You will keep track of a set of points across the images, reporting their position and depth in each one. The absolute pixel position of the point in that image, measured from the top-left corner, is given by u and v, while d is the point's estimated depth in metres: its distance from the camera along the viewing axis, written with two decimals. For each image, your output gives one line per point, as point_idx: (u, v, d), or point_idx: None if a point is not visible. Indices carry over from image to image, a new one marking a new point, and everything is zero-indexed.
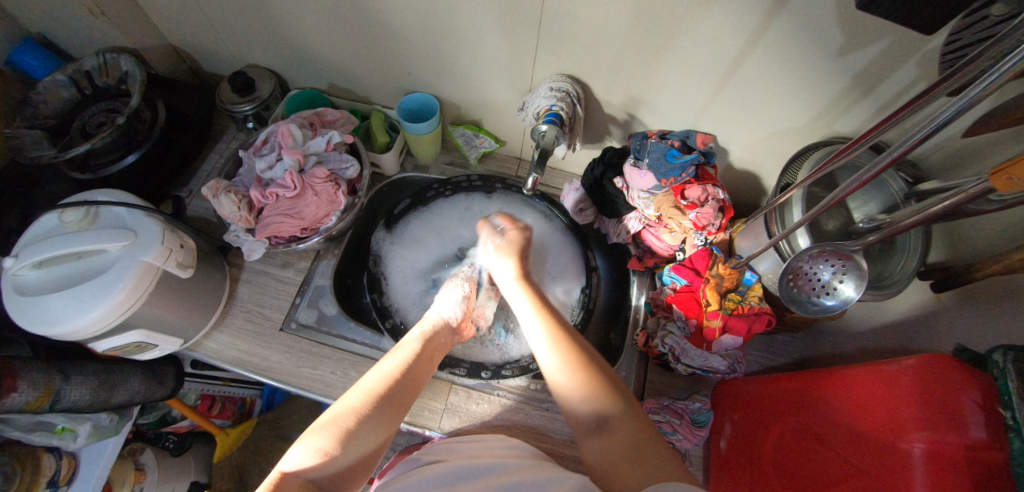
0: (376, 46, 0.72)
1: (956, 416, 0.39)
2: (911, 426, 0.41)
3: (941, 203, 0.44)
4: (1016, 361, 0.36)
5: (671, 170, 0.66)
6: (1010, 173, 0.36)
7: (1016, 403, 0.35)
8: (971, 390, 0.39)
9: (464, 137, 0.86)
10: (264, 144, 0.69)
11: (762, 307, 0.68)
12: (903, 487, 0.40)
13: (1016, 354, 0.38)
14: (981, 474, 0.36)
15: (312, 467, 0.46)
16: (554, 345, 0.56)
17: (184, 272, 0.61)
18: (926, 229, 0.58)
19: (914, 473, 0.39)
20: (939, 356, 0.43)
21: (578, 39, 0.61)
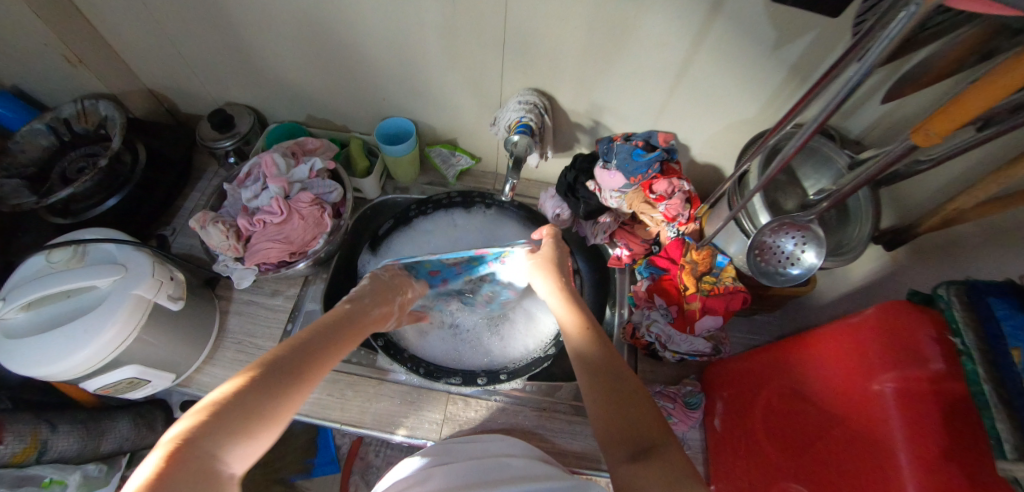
0: (351, 74, 0.76)
1: (915, 351, 0.43)
2: (879, 368, 0.45)
3: (870, 168, 0.49)
4: (958, 294, 0.41)
5: (638, 168, 0.72)
6: (927, 129, 0.41)
7: (964, 330, 0.39)
8: (927, 326, 0.43)
9: (441, 156, 0.89)
10: (247, 177, 0.70)
11: (737, 285, 0.70)
12: (878, 425, 0.43)
13: (957, 286, 0.42)
14: (949, 406, 0.40)
15: (184, 443, 0.34)
16: (559, 300, 0.62)
17: (176, 304, 0.61)
18: (873, 188, 0.64)
19: (890, 412, 0.43)
20: (896, 301, 0.47)
21: (540, 54, 0.66)
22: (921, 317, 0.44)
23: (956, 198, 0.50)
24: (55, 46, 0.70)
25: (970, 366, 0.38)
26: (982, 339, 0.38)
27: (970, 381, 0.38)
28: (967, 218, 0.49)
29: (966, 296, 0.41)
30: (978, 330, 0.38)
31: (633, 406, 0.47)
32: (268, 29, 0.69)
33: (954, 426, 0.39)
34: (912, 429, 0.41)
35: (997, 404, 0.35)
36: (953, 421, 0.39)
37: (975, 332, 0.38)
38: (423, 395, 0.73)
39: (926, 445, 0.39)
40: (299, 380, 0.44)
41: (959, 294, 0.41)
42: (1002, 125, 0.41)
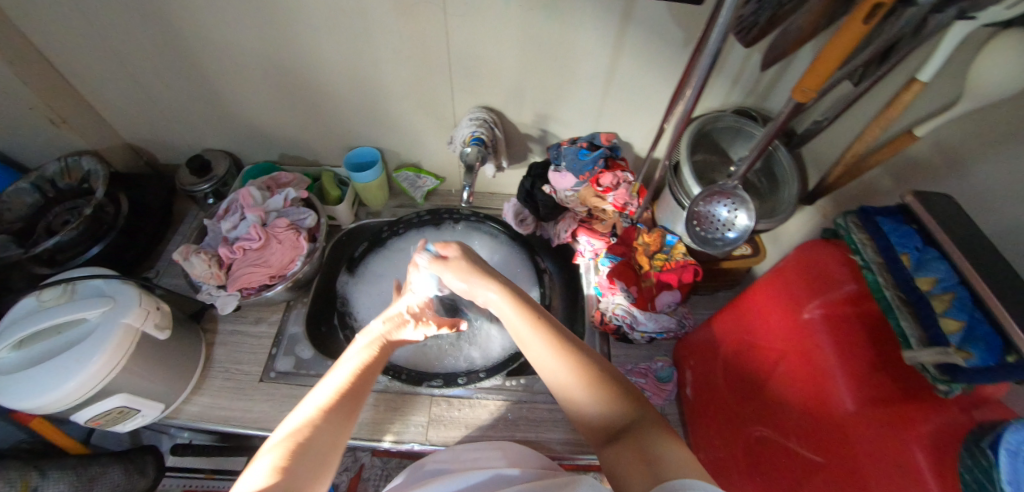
0: (317, 110, 0.83)
1: (834, 278, 0.51)
2: (807, 299, 0.52)
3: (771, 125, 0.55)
4: (854, 221, 0.51)
5: (585, 165, 0.79)
6: (803, 87, 0.50)
7: (864, 249, 0.48)
8: (838, 255, 0.52)
9: (408, 180, 0.95)
10: (227, 211, 0.76)
11: (687, 260, 0.77)
12: (815, 349, 0.50)
13: (853, 215, 0.51)
14: (866, 320, 0.47)
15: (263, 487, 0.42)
16: (519, 316, 0.57)
17: (162, 333, 0.64)
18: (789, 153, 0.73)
19: (823, 334, 0.50)
20: (814, 241, 0.55)
21: (485, 73, 0.74)
22: (832, 249, 0.53)
23: (854, 145, 0.61)
24: (39, 110, 0.75)
25: (874, 276, 0.46)
26: (877, 252, 0.47)
27: (875, 290, 0.46)
28: (863, 162, 0.61)
29: (859, 221, 0.50)
30: (874, 247, 0.47)
31: (605, 404, 0.51)
32: (242, 76, 0.76)
33: (874, 335, 0.47)
34: (843, 345, 0.48)
35: (897, 302, 0.43)
36: (872, 332, 0.47)
37: (871, 248, 0.47)
38: (407, 401, 0.75)
39: (856, 357, 0.47)
40: (341, 426, 0.50)
41: (855, 220, 0.50)
42: (876, 74, 0.55)
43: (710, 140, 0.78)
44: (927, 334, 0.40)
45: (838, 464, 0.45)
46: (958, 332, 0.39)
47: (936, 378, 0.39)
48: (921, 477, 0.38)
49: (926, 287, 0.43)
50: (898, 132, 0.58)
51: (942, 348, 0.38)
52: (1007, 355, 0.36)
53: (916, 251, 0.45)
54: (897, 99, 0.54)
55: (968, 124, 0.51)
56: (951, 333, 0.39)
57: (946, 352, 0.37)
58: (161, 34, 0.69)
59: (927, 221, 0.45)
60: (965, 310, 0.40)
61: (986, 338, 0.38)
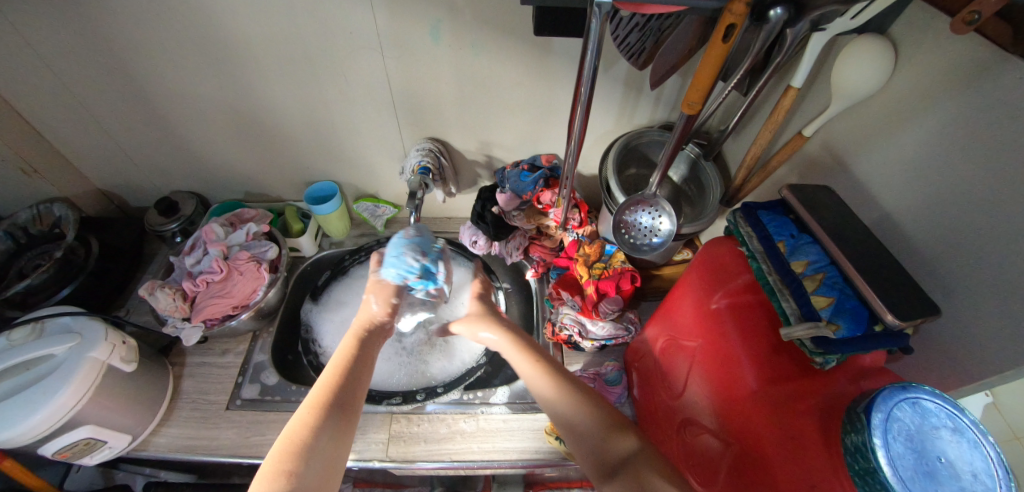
0: (277, 149, 0.89)
1: (732, 270, 0.57)
2: (712, 292, 0.58)
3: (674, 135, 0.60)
4: (740, 216, 0.56)
5: (526, 186, 0.85)
6: (689, 101, 0.54)
7: (749, 240, 0.53)
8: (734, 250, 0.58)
9: (367, 209, 1.01)
10: (191, 248, 0.80)
11: (625, 267, 0.83)
12: (724, 338, 0.55)
13: (739, 212, 0.57)
14: (763, 307, 0.53)
15: None
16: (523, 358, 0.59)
17: (128, 365, 0.68)
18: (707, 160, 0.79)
19: (728, 323, 0.55)
20: (717, 239, 0.61)
21: (427, 107, 0.81)
22: (729, 245, 0.59)
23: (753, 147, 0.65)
24: (14, 160, 0.81)
25: (757, 265, 0.52)
26: (760, 243, 0.52)
27: (760, 277, 0.51)
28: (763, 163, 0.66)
29: (744, 215, 0.56)
30: (756, 238, 0.53)
31: (603, 432, 0.50)
32: (203, 120, 0.82)
33: (769, 319, 0.52)
34: (745, 331, 0.53)
35: (778, 286, 0.48)
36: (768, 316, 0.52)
37: (755, 240, 0.53)
38: (367, 419, 0.77)
39: (756, 341, 0.52)
40: (338, 433, 0.50)
41: (741, 216, 0.56)
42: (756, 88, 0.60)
43: (640, 153, 0.84)
44: (802, 312, 0.45)
45: (746, 442, 0.49)
46: (829, 307, 0.44)
47: (813, 351, 0.44)
48: (809, 444, 0.44)
49: (802, 270, 0.48)
50: (791, 135, 0.65)
51: (815, 323, 0.43)
52: (874, 324, 0.43)
53: (791, 239, 0.51)
54: (779, 106, 0.60)
55: (846, 124, 0.58)
56: (822, 308, 0.45)
57: (817, 326, 0.43)
58: (127, 86, 0.75)
59: (803, 213, 0.51)
60: (835, 288, 0.46)
61: (853, 311, 0.44)
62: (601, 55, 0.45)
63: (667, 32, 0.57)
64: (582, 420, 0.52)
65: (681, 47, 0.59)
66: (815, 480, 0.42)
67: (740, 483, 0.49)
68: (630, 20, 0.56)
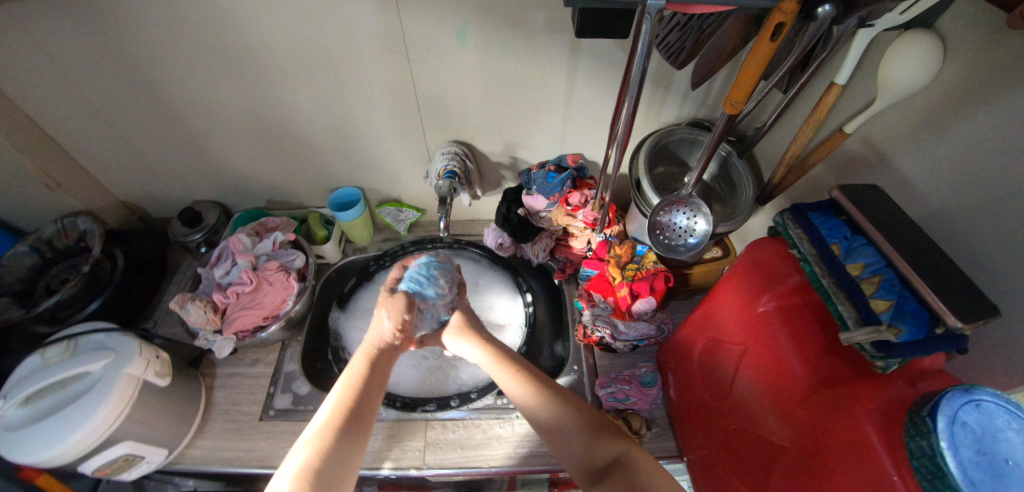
0: (298, 156, 0.88)
1: (780, 271, 0.55)
2: (759, 294, 0.56)
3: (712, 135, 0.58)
4: (789, 217, 0.55)
5: (553, 187, 0.85)
6: (733, 101, 0.51)
7: (800, 241, 0.52)
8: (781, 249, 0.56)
9: (390, 214, 1.01)
10: (218, 259, 0.80)
11: (658, 267, 0.81)
12: (770, 340, 0.53)
13: (788, 212, 0.55)
14: (815, 308, 0.51)
15: None
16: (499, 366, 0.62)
17: (162, 379, 0.67)
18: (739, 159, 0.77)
19: (775, 326, 0.53)
20: (763, 239, 0.59)
21: (452, 110, 0.80)
22: (776, 245, 0.57)
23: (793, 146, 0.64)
24: (35, 177, 0.80)
25: (809, 267, 0.50)
26: (811, 245, 0.51)
27: (813, 279, 0.50)
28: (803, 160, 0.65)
29: (793, 216, 0.54)
30: (808, 239, 0.51)
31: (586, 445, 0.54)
32: (224, 130, 0.82)
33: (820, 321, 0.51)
34: (794, 334, 0.52)
35: (833, 288, 0.47)
36: (820, 319, 0.51)
37: (806, 240, 0.51)
38: (403, 427, 0.77)
39: (807, 344, 0.50)
40: (351, 446, 0.52)
41: (790, 217, 0.54)
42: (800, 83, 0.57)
43: (670, 152, 0.83)
44: (861, 315, 0.44)
45: (803, 446, 0.47)
46: (889, 310, 0.43)
47: (873, 356, 0.42)
48: (872, 447, 0.42)
49: (858, 273, 0.46)
50: (830, 132, 0.63)
51: (875, 326, 0.41)
52: (935, 327, 0.40)
53: (845, 240, 0.49)
54: (821, 102, 0.58)
55: (887, 120, 0.57)
56: (881, 311, 0.43)
57: (879, 330, 0.41)
58: (146, 98, 0.74)
59: (856, 213, 0.49)
60: (893, 290, 0.44)
61: (914, 314, 0.42)
62: (651, 59, 0.43)
63: (708, 32, 0.56)
64: (581, 450, 0.54)
65: (724, 44, 0.57)
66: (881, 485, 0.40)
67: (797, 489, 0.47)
68: (670, 19, 0.56)
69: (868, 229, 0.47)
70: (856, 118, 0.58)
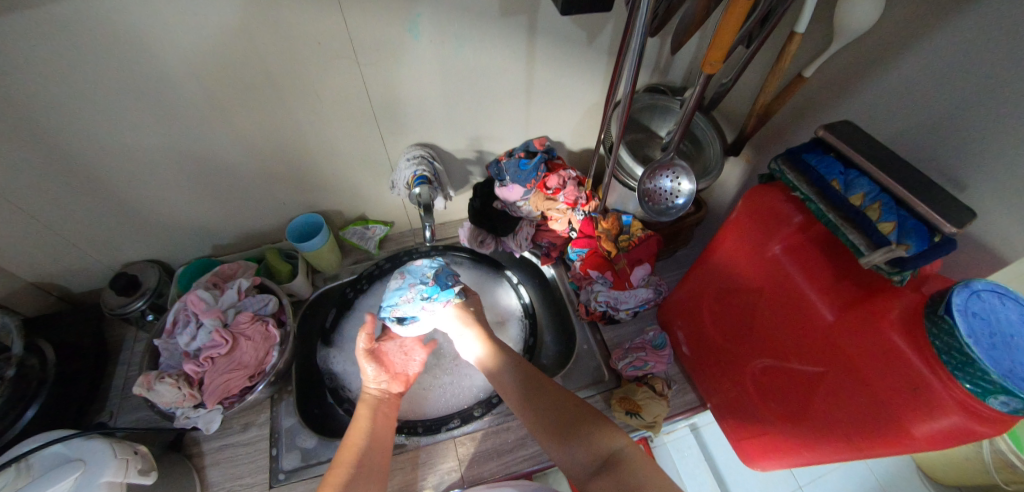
0: (246, 189, 0.79)
1: (782, 214, 0.57)
2: (766, 239, 0.58)
3: (690, 100, 0.61)
4: (785, 162, 0.57)
5: (529, 174, 0.82)
6: (711, 61, 0.54)
7: (799, 183, 0.54)
8: (779, 194, 0.58)
9: (357, 234, 0.93)
10: (176, 324, 0.69)
11: (647, 233, 0.83)
12: (787, 279, 0.57)
13: (783, 158, 0.57)
14: (823, 241, 0.55)
15: None
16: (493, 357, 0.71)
17: (149, 476, 0.57)
18: (705, 116, 0.80)
19: (789, 266, 0.56)
20: (756, 187, 0.61)
21: (413, 112, 0.75)
22: (772, 190, 0.59)
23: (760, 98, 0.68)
24: None
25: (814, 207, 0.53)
26: (812, 185, 0.53)
27: (819, 216, 0.53)
28: (772, 108, 0.68)
29: (788, 160, 0.56)
30: (806, 180, 0.54)
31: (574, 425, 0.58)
32: (152, 176, 0.71)
33: (828, 253, 0.54)
34: (808, 269, 0.55)
35: (841, 221, 0.50)
36: (828, 252, 0.54)
37: (805, 181, 0.54)
38: (432, 451, 0.73)
39: (822, 275, 0.54)
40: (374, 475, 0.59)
41: (786, 161, 0.56)
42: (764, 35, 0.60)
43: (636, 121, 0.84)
44: (872, 240, 0.47)
45: (840, 366, 0.52)
46: (894, 231, 0.46)
47: (889, 272, 0.47)
48: (903, 353, 0.46)
49: (859, 203, 0.50)
50: (791, 79, 0.66)
51: (887, 246, 0.45)
52: (935, 236, 0.45)
53: (841, 175, 0.52)
54: (784, 52, 0.61)
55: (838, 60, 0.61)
56: (889, 233, 0.46)
57: (891, 249, 0.45)
58: (46, 154, 0.62)
59: (845, 148, 0.52)
60: (893, 212, 0.47)
61: (916, 229, 0.45)
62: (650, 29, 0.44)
63: None
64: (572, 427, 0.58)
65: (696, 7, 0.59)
66: (917, 382, 0.45)
67: (842, 404, 0.52)
68: None
69: (859, 162, 0.51)
70: (812, 63, 0.60)
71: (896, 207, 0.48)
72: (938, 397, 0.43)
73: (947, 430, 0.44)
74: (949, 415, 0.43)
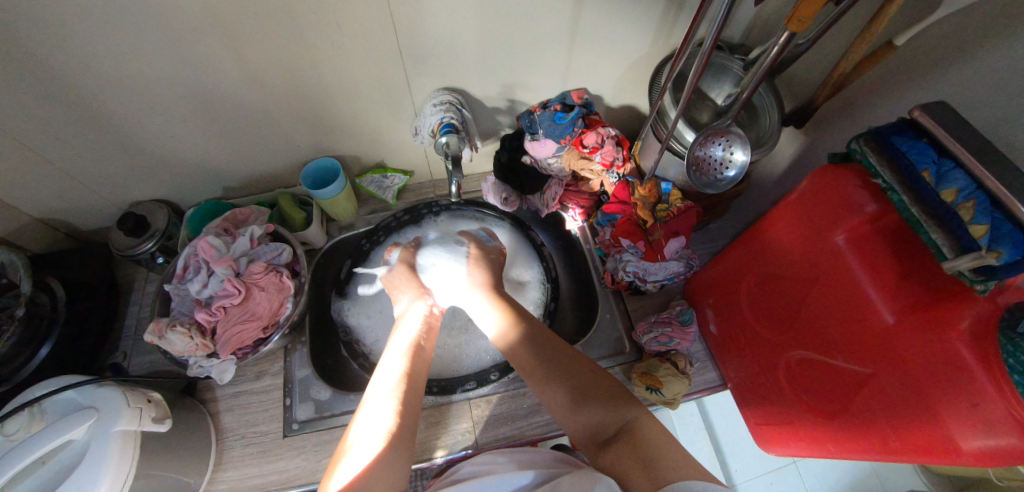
0: (256, 127, 0.73)
1: (851, 201, 0.50)
2: (829, 227, 0.52)
3: (764, 64, 0.52)
4: (868, 142, 0.48)
5: (564, 129, 0.74)
6: (801, 17, 0.45)
7: (882, 170, 0.46)
8: (853, 178, 0.50)
9: (374, 182, 0.88)
10: (186, 269, 0.66)
11: (687, 205, 0.75)
12: (845, 273, 0.51)
13: (865, 136, 0.49)
14: (894, 235, 0.47)
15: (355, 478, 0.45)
16: (492, 309, 0.64)
17: (164, 424, 0.57)
18: (769, 82, 0.70)
19: (849, 259, 0.50)
20: (826, 166, 0.53)
21: (439, 52, 0.66)
22: (843, 173, 0.51)
23: (840, 65, 0.58)
24: None
25: (897, 197, 0.45)
26: (897, 172, 0.45)
27: (900, 209, 0.45)
28: (851, 79, 0.59)
29: (873, 141, 0.48)
30: (891, 166, 0.46)
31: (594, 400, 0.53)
32: (156, 110, 0.65)
33: (897, 249, 0.47)
34: (870, 265, 0.49)
35: (925, 218, 0.42)
36: (898, 249, 0.47)
37: (889, 167, 0.45)
38: (446, 411, 0.71)
39: (885, 272, 0.48)
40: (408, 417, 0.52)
41: (869, 142, 0.48)
42: None
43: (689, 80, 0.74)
44: (958, 243, 0.40)
45: (890, 370, 0.48)
46: (986, 235, 0.39)
47: (971, 280, 0.40)
48: (969, 368, 0.41)
49: (949, 199, 0.41)
50: (883, 42, 0.56)
51: (976, 252, 0.38)
52: None
53: (933, 164, 0.43)
54: (881, 12, 0.51)
55: (941, 27, 0.50)
56: (981, 238, 0.39)
57: (980, 256, 0.38)
58: (37, 82, 0.57)
59: (940, 133, 0.42)
60: (988, 213, 0.39)
61: (1012, 235, 0.38)
62: None
63: None
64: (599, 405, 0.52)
65: None
66: (979, 398, 0.41)
67: (885, 408, 0.48)
68: None
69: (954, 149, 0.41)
70: (912, 27, 0.51)
71: (992, 207, 0.39)
72: (1000, 416, 0.39)
73: (1001, 451, 0.40)
74: (1008, 437, 0.39)
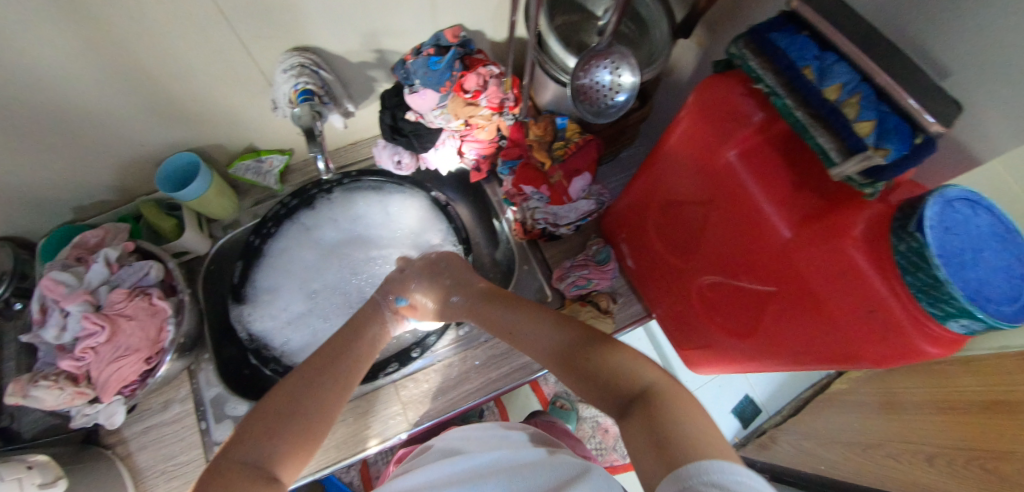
0: (77, 132, 0.62)
1: (737, 112, 0.47)
2: (719, 143, 0.48)
3: None
4: (747, 45, 0.43)
5: (440, 75, 0.65)
6: None
7: (763, 73, 0.42)
8: (736, 87, 0.47)
9: (250, 169, 0.78)
10: (39, 315, 0.58)
11: (585, 137, 0.70)
12: (739, 190, 0.48)
13: (743, 38, 0.44)
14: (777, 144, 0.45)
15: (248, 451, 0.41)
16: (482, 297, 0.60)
17: (58, 485, 0.52)
18: None
19: (740, 175, 0.48)
20: (712, 77, 0.49)
21: (267, 7, 0.55)
22: (727, 80, 0.48)
23: None
24: None
25: (779, 102, 0.41)
26: (779, 74, 0.41)
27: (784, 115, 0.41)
28: None
29: (752, 44, 0.43)
30: (772, 68, 0.41)
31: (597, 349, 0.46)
32: None
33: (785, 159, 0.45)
34: (762, 179, 0.46)
35: (810, 120, 0.39)
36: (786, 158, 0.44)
37: (771, 70, 0.41)
38: (373, 399, 0.69)
39: (776, 185, 0.46)
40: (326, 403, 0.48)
41: (749, 44, 0.43)
42: None
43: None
44: (845, 144, 0.37)
45: (792, 286, 0.46)
46: (872, 132, 0.36)
47: (860, 185, 0.37)
48: (860, 273, 0.40)
49: (833, 96, 0.38)
50: None
51: (864, 153, 0.35)
52: (915, 139, 0.35)
53: (816, 60, 0.40)
54: None
55: None
56: (867, 135, 0.36)
57: (868, 156, 0.35)
58: None
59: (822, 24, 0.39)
60: (873, 106, 0.37)
61: (897, 129, 0.35)
62: None
63: None
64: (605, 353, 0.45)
65: None
66: (875, 305, 0.39)
67: (790, 322, 0.48)
68: None
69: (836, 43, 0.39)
70: None
71: (878, 99, 0.37)
72: (891, 319, 0.39)
73: (893, 352, 0.40)
74: (901, 338, 0.39)
